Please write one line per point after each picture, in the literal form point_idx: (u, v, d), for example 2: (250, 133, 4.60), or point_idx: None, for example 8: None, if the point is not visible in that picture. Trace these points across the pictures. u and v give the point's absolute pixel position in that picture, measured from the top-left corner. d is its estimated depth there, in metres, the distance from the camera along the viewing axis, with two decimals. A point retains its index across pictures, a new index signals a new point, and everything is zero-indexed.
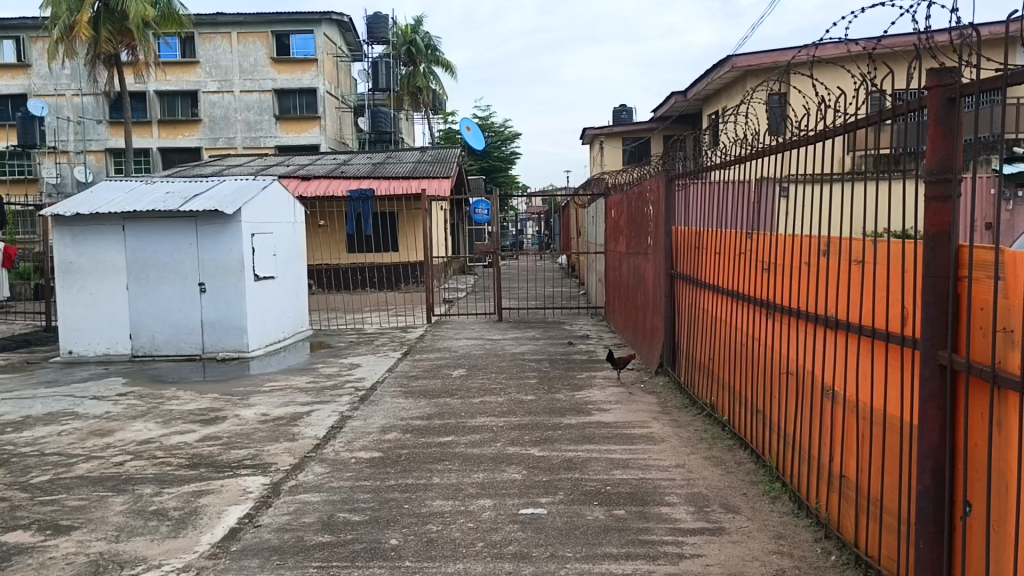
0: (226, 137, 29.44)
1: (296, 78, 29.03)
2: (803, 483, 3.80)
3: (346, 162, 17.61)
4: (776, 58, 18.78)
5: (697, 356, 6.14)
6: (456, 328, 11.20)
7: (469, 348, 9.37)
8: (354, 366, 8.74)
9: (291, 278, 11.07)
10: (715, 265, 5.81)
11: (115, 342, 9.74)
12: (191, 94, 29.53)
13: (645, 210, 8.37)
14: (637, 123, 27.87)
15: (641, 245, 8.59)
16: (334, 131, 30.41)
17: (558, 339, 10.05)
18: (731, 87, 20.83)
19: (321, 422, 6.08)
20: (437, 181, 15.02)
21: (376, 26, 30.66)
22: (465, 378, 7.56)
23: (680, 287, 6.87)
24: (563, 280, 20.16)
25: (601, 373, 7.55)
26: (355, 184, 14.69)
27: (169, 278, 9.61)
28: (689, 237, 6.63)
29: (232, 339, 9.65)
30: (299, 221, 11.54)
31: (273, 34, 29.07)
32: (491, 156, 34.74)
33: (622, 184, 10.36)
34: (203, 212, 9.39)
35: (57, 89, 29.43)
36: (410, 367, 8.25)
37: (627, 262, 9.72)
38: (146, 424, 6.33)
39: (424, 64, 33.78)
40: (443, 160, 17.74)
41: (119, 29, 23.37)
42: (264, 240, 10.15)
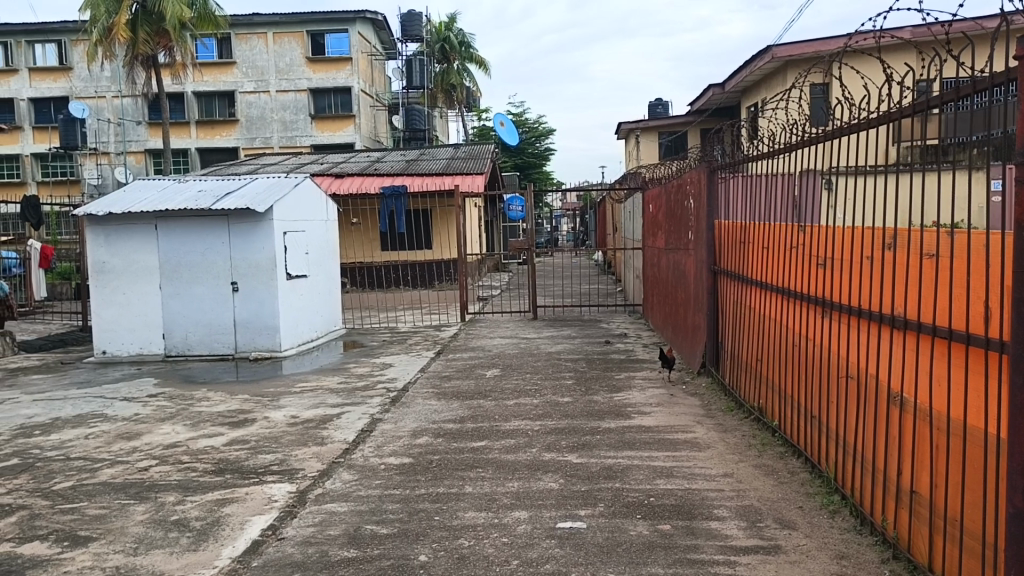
0: (263, 137, 29.58)
1: (331, 77, 29.07)
2: (867, 497, 3.50)
3: (380, 160, 17.50)
4: (817, 48, 18.24)
5: (742, 356, 5.83)
6: (491, 326, 10.97)
7: (504, 348, 9.14)
8: (386, 366, 8.55)
9: (323, 276, 10.93)
10: (761, 261, 5.51)
11: (148, 343, 9.68)
12: (228, 95, 29.71)
13: (686, 204, 8.04)
14: (673, 117, 27.42)
15: (681, 240, 8.26)
16: (368, 130, 30.41)
17: (595, 338, 9.76)
18: (771, 79, 20.32)
19: (351, 425, 5.89)
20: (470, 177, 14.82)
21: (410, 24, 30.59)
22: (499, 378, 7.33)
23: (723, 284, 6.55)
24: (599, 277, 19.85)
25: (641, 374, 7.27)
26: (389, 181, 14.54)
27: (202, 277, 9.52)
28: (732, 231, 6.32)
29: (265, 339, 9.53)
30: (331, 219, 11.41)
31: (308, 34, 29.08)
32: (526, 152, 34.49)
33: (661, 178, 10.04)
34: (235, 210, 9.28)
35: (98, 91, 29.82)
36: (444, 367, 8.04)
37: (666, 258, 9.40)
38: (174, 426, 6.19)
39: (458, 61, 33.60)
40: (477, 156, 17.54)
41: (156, 31, 23.53)
42: (296, 238, 10.01)
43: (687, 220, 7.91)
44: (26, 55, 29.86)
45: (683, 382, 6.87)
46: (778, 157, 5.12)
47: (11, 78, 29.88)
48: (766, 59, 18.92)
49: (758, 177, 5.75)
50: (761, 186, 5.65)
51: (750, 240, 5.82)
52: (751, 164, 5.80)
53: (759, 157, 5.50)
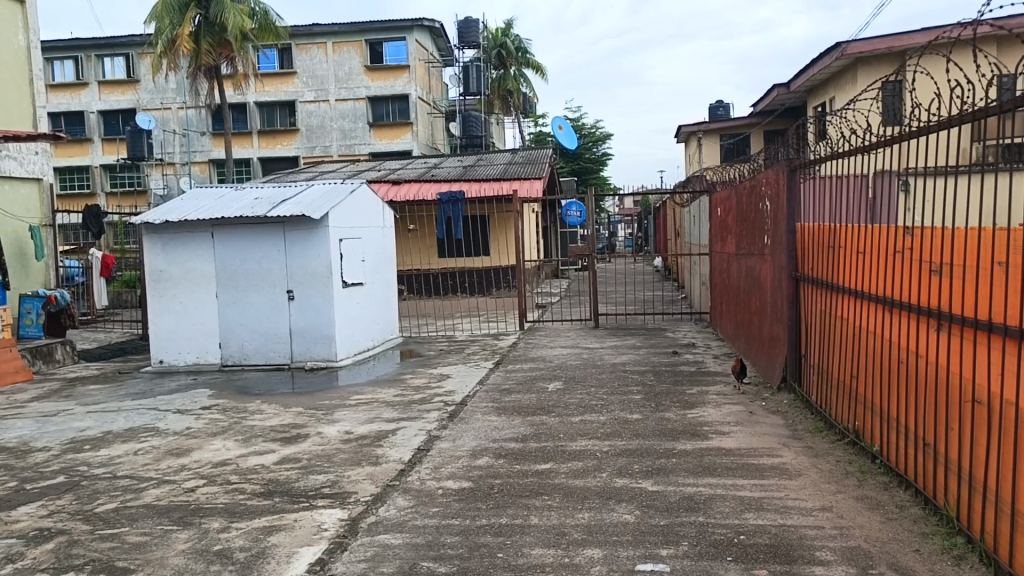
0: (323, 145, 29.78)
1: (389, 85, 29.12)
2: (1005, 544, 2.98)
3: (437, 166, 17.28)
4: (891, 43, 17.36)
5: (830, 371, 5.32)
6: (552, 335, 10.55)
7: (566, 358, 8.72)
8: (444, 378, 8.21)
9: (380, 284, 10.67)
10: (848, 266, 5.02)
11: (204, 352, 9.56)
12: (288, 104, 30.00)
13: (761, 206, 7.50)
14: (735, 119, 26.64)
15: (755, 245, 7.73)
16: (425, 136, 30.36)
17: (662, 348, 9.27)
18: (841, 77, 19.47)
19: (407, 443, 5.55)
20: (529, 182, 14.46)
21: (467, 30, 30.50)
22: (562, 393, 6.91)
23: (807, 292, 6.02)
24: (660, 283, 19.27)
25: (715, 389, 6.77)
26: (446, 187, 14.28)
27: (258, 286, 9.35)
28: (815, 234, 5.81)
29: (321, 349, 9.30)
30: (388, 225, 11.16)
31: (366, 43, 29.17)
32: (584, 157, 34.01)
33: (730, 180, 9.50)
34: (291, 218, 9.09)
35: (163, 103, 30.47)
36: (503, 380, 7.65)
37: (737, 264, 8.87)
38: (225, 442, 5.96)
39: (515, 67, 33.34)
40: (535, 161, 17.17)
41: (218, 42, 23.84)
42: (352, 245, 9.78)
43: (761, 224, 7.42)
44: (95, 68, 30.66)
45: (763, 397, 6.36)
46: (878, 149, 4.61)
47: (81, 91, 30.73)
48: (835, 57, 18.11)
49: (845, 174, 5.24)
50: (849, 185, 5.14)
51: (836, 243, 5.33)
52: (837, 160, 5.29)
53: (849, 151, 4.99)
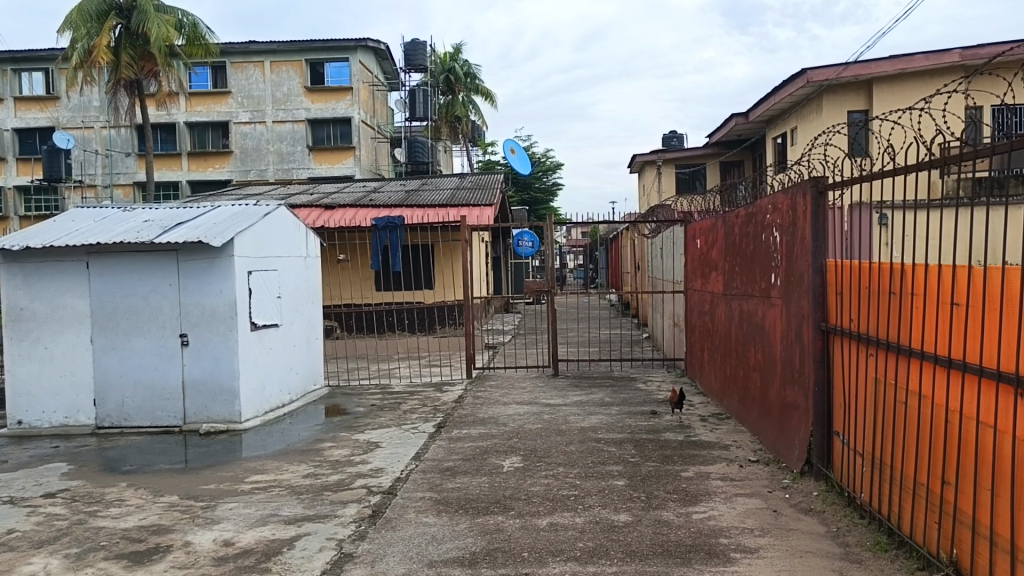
0: (258, 169, 27.94)
1: (330, 107, 27.54)
2: None
3: (376, 190, 15.64)
4: (858, 71, 16.28)
5: (893, 463, 3.83)
6: (504, 387, 8.95)
7: (523, 420, 7.13)
8: (372, 448, 6.54)
9: (300, 325, 8.98)
10: (926, 322, 3.54)
11: (75, 410, 7.75)
12: (221, 125, 28.12)
13: (764, 237, 6.12)
14: (690, 149, 25.70)
15: (755, 284, 6.35)
16: (368, 162, 28.71)
17: (638, 405, 7.73)
18: (801, 107, 18.51)
19: (305, 565, 3.91)
20: (478, 209, 12.95)
21: (413, 53, 29.06)
22: (523, 476, 5.32)
23: (841, 347, 4.61)
24: (617, 320, 17.92)
25: (716, 470, 5.29)
26: (383, 212, 12.67)
27: (144, 328, 7.63)
28: (853, 273, 4.41)
29: (221, 407, 7.59)
30: (312, 254, 9.50)
31: (307, 63, 27.55)
32: (533, 186, 32.77)
33: (713, 208, 8.17)
34: (185, 244, 7.42)
35: (85, 121, 28.26)
36: (445, 454, 6.03)
37: (725, 305, 7.50)
38: (49, 560, 4.22)
39: (464, 93, 31.98)
40: (485, 187, 15.69)
41: (141, 55, 21.94)
42: (265, 278, 8.10)
43: (766, 262, 6.03)
44: (11, 83, 28.25)
45: (781, 486, 4.90)
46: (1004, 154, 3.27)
47: None
48: (799, 83, 17.02)
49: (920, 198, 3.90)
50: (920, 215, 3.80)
51: (895, 288, 3.88)
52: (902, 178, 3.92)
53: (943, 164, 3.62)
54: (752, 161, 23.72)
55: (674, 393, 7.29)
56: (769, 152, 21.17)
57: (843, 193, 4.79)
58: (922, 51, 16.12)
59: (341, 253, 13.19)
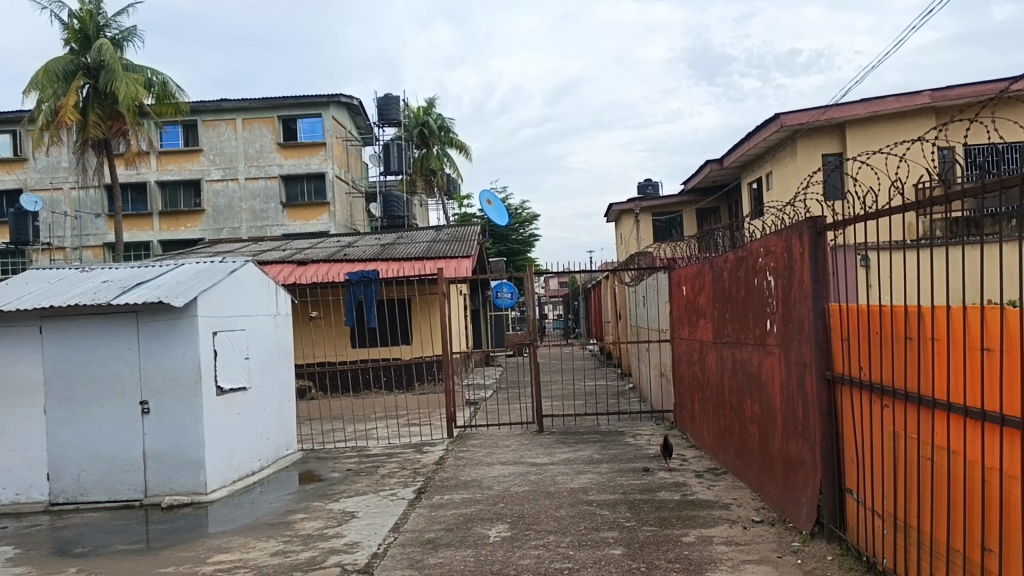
0: (231, 227, 27.58)
1: (304, 163, 27.35)
2: None
3: (351, 244, 15.32)
4: (830, 115, 16.33)
5: (920, 525, 3.48)
6: (487, 446, 8.54)
7: (510, 483, 6.71)
8: (348, 519, 6.07)
9: (271, 387, 8.53)
10: (950, 369, 3.22)
11: (27, 487, 7.21)
12: (193, 184, 27.79)
13: (757, 282, 5.84)
14: (666, 197, 25.73)
15: (749, 331, 6.06)
16: (343, 217, 28.44)
17: (629, 462, 7.34)
18: (775, 153, 18.56)
19: None
20: (456, 261, 12.65)
21: (387, 108, 29.07)
22: (511, 547, 4.90)
23: (849, 397, 4.30)
24: (600, 370, 17.58)
25: (719, 535, 4.91)
26: (356, 266, 12.34)
27: (102, 396, 7.17)
28: (860, 318, 4.12)
29: (185, 478, 7.10)
30: (283, 312, 9.11)
31: (279, 119, 27.42)
32: (510, 238, 32.64)
33: (698, 253, 7.92)
34: (146, 305, 7.01)
35: (54, 183, 27.83)
36: (426, 524, 5.59)
37: (716, 354, 7.19)
38: None
39: (438, 147, 31.97)
40: (463, 238, 15.46)
41: (109, 114, 21.68)
42: (232, 339, 7.69)
43: (760, 308, 5.77)
44: None
45: (791, 550, 4.53)
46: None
47: None
48: (773, 127, 17.05)
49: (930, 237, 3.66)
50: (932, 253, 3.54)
51: (912, 333, 3.58)
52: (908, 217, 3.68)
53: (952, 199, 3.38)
54: (728, 206, 23.75)
55: (666, 447, 6.96)
56: (745, 197, 21.19)
57: (843, 233, 4.55)
58: (892, 94, 16.26)
59: (313, 310, 12.77)
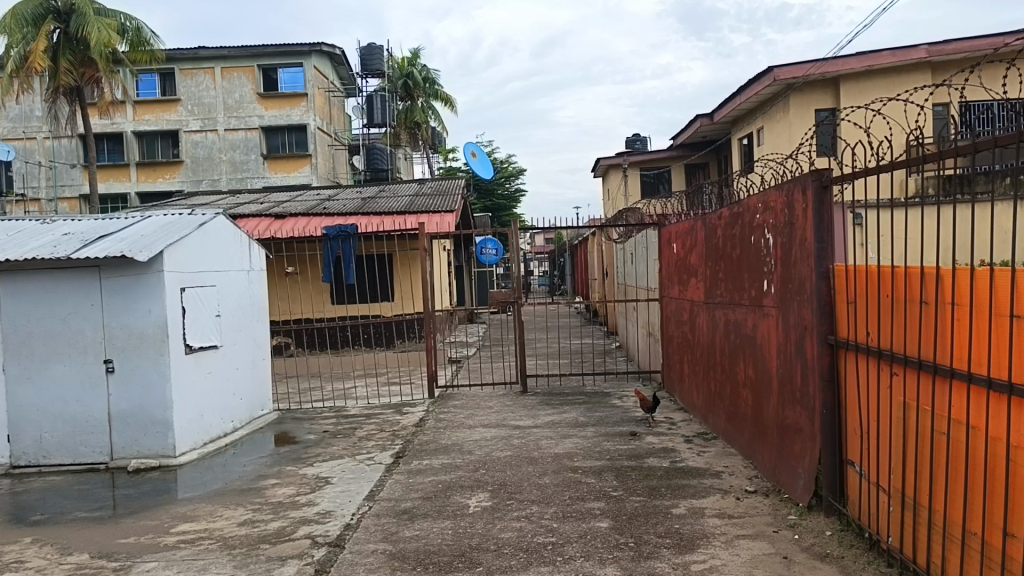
0: (211, 179, 26.91)
1: (285, 114, 26.63)
2: None
3: (331, 198, 14.87)
4: (823, 68, 15.89)
5: (932, 503, 3.21)
6: (470, 408, 8.28)
7: (492, 448, 6.44)
8: (321, 485, 5.79)
9: (243, 346, 8.19)
10: (971, 336, 2.91)
11: None
12: (171, 134, 27.02)
13: (754, 239, 5.53)
14: (655, 152, 25.30)
15: (744, 292, 5.77)
16: (326, 170, 27.82)
17: (616, 425, 7.10)
18: (767, 107, 18.14)
19: None
20: (439, 216, 12.27)
21: (370, 58, 28.30)
22: (491, 518, 4.63)
23: (853, 363, 4.02)
24: (585, 328, 17.35)
25: (710, 506, 4.67)
26: (334, 220, 11.94)
27: (63, 354, 6.82)
28: (869, 279, 3.81)
29: (152, 440, 6.79)
30: (257, 269, 8.73)
31: (259, 68, 26.63)
32: (496, 193, 32.15)
33: (689, 209, 7.59)
34: (108, 259, 6.61)
35: (27, 132, 27.01)
36: (403, 492, 5.32)
37: (707, 316, 6.91)
38: None
39: (423, 99, 31.27)
40: (446, 193, 15.03)
41: (81, 60, 20.85)
42: (201, 295, 7.32)
43: (757, 267, 5.46)
44: None
45: (788, 523, 4.28)
46: None
47: None
48: (766, 80, 16.61)
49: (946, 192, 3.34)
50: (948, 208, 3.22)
51: (928, 296, 3.27)
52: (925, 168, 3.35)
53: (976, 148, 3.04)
54: (717, 163, 23.35)
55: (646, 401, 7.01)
56: (734, 153, 20.79)
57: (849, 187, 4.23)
58: (888, 48, 15.80)
59: (289, 265, 12.41)
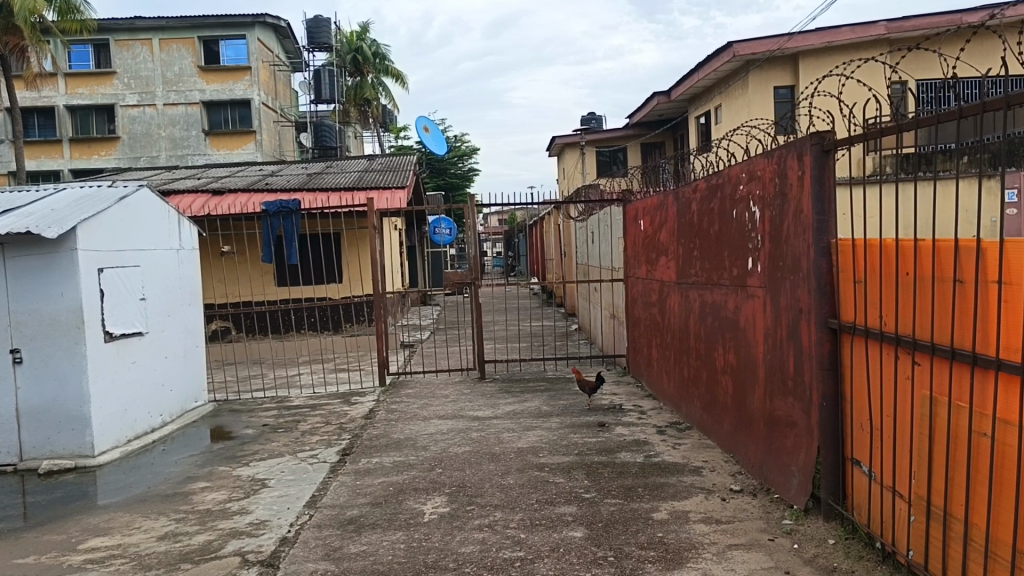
0: (149, 156, 25.64)
1: (228, 88, 25.46)
2: None
3: (275, 174, 14.03)
4: (784, 43, 15.45)
5: (970, 515, 2.74)
6: (424, 396, 7.70)
7: (450, 442, 5.89)
8: (258, 489, 5.16)
9: (173, 332, 7.46)
10: None
11: None
12: (106, 109, 25.63)
13: (737, 213, 5.02)
14: (611, 131, 24.82)
15: (725, 270, 5.27)
16: (271, 148, 26.72)
17: (582, 414, 6.59)
18: (726, 83, 17.70)
19: None
20: (390, 192, 11.58)
21: (317, 31, 27.20)
22: (450, 529, 4.07)
23: (862, 350, 3.54)
24: (543, 310, 16.85)
25: (695, 510, 4.17)
26: (274, 196, 11.19)
27: None
28: (885, 255, 3.31)
29: (67, 439, 6.07)
30: (188, 247, 7.97)
31: (199, 40, 25.38)
32: (449, 171, 31.41)
33: (660, 184, 7.06)
34: (12, 236, 5.84)
35: None
36: (351, 497, 4.72)
37: (680, 296, 6.42)
38: None
39: (373, 75, 30.27)
40: (398, 169, 14.32)
41: (5, 28, 19.19)
42: (122, 276, 6.57)
43: (739, 244, 4.98)
44: None
45: (784, 530, 3.82)
46: None
47: None
48: (725, 57, 16.11)
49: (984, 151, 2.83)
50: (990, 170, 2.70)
51: (965, 274, 2.78)
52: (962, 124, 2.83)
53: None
54: (673, 141, 22.98)
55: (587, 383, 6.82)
56: (691, 132, 20.40)
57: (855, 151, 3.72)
58: (848, 24, 15.42)
59: (225, 244, 11.66)
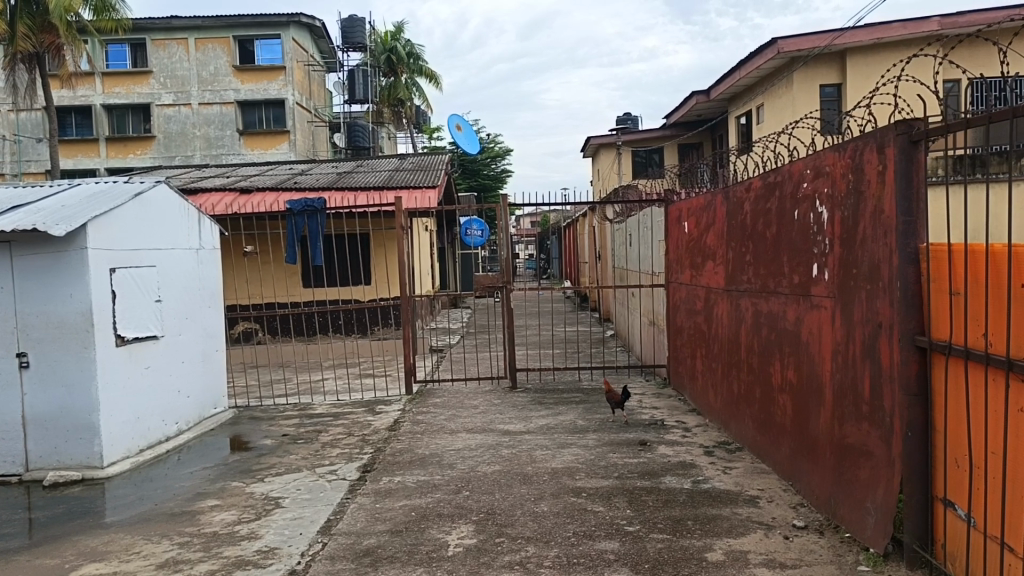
0: (184, 155, 25.59)
1: (262, 88, 25.34)
2: None
3: (304, 173, 13.74)
4: (831, 39, 14.74)
5: None
6: (453, 407, 7.28)
7: (480, 460, 5.43)
8: (271, 509, 4.77)
9: (190, 335, 7.12)
10: None
11: None
12: (142, 108, 25.61)
13: (800, 214, 4.52)
14: (647, 131, 24.25)
15: (785, 276, 4.76)
16: (305, 148, 26.57)
17: (622, 431, 6.11)
18: (769, 81, 17.03)
19: None
20: (421, 192, 11.19)
21: (351, 31, 27.00)
22: (476, 566, 3.61)
23: (958, 373, 3.03)
24: (577, 315, 16.39)
25: (753, 550, 3.67)
26: (299, 195, 10.85)
27: None
28: (991, 261, 2.79)
29: (75, 450, 5.74)
30: (208, 247, 7.62)
31: (235, 40, 25.29)
32: (482, 172, 31.06)
33: (708, 184, 6.55)
34: (19, 233, 5.52)
35: None
36: (369, 523, 4.29)
37: (730, 305, 5.91)
38: None
39: (407, 75, 30.02)
40: (429, 168, 13.95)
41: (41, 26, 18.99)
42: (135, 276, 6.24)
43: (803, 248, 4.47)
44: None
45: None
46: None
47: None
48: (769, 54, 15.44)
49: None
50: None
51: None
52: None
53: None
54: (712, 142, 22.35)
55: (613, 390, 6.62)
56: (732, 132, 19.74)
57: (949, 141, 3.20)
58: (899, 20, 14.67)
59: (248, 244, 11.34)
